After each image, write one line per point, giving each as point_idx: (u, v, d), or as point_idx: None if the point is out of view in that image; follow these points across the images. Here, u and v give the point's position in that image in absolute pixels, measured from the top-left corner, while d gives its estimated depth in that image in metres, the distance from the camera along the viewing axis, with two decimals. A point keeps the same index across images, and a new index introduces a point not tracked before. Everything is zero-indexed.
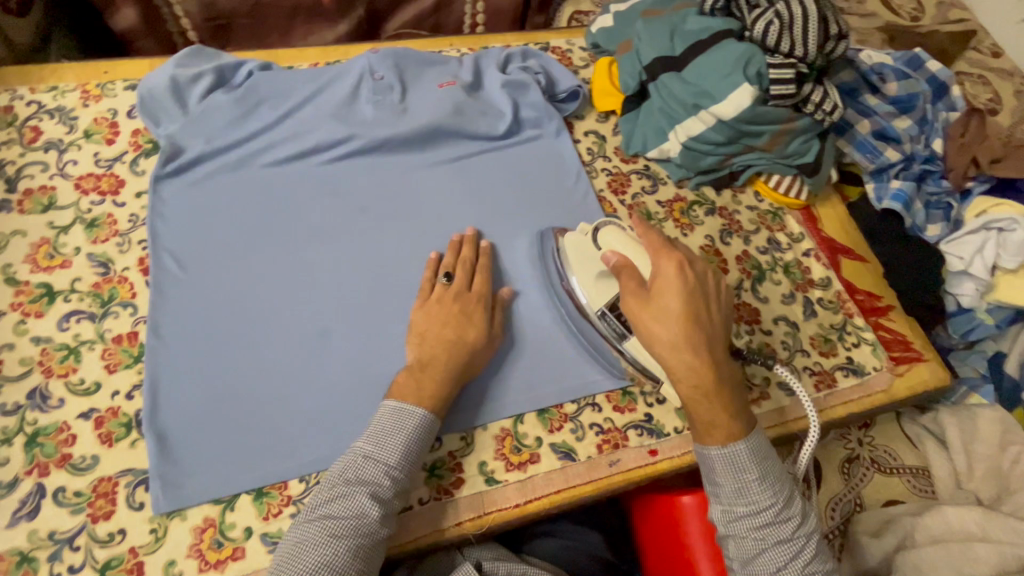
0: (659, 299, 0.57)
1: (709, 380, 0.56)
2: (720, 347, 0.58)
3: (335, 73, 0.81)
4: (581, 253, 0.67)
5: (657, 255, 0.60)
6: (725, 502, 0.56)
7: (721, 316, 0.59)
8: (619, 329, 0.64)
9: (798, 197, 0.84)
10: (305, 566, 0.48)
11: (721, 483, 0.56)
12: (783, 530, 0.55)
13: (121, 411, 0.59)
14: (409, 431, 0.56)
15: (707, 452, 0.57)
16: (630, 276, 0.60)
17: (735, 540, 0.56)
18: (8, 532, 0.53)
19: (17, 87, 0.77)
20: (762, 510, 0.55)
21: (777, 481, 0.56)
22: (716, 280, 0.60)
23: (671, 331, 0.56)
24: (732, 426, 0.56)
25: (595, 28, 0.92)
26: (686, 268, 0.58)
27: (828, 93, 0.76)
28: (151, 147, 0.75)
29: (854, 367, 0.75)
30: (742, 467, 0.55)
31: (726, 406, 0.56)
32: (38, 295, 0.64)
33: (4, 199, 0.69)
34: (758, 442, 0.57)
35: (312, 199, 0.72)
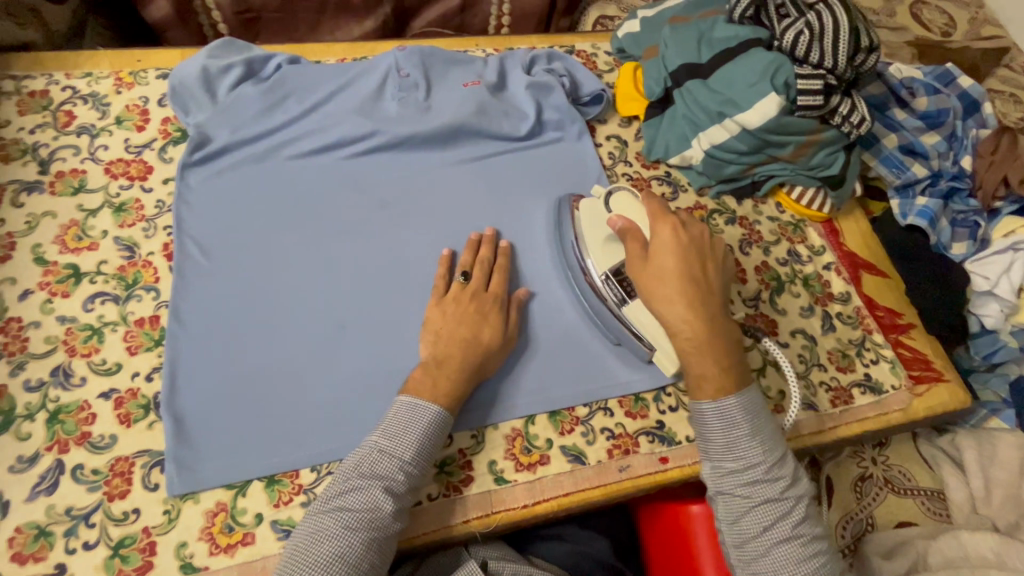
0: (656, 258, 0.61)
1: (703, 333, 0.57)
2: (716, 306, 0.59)
3: (362, 68, 0.82)
4: (593, 217, 0.69)
5: (658, 220, 0.63)
6: (714, 458, 0.56)
7: (719, 279, 0.61)
8: (619, 294, 0.66)
9: (820, 210, 0.83)
10: (320, 557, 0.49)
11: (711, 439, 0.56)
12: (771, 489, 0.54)
13: (140, 393, 0.60)
14: (425, 428, 0.56)
15: (699, 407, 0.57)
16: (632, 239, 0.63)
17: (723, 499, 0.56)
18: (26, 506, 0.54)
19: (54, 72, 0.79)
20: (751, 468, 0.54)
21: (769, 441, 0.55)
22: (716, 246, 0.63)
23: (666, 285, 0.59)
24: (724, 380, 0.56)
25: (622, 33, 0.92)
26: (683, 231, 0.62)
27: (856, 105, 0.75)
28: (180, 135, 0.76)
29: (872, 384, 0.74)
30: (733, 423, 0.55)
31: (717, 358, 0.57)
32: (65, 275, 0.65)
33: (37, 180, 0.70)
34: (750, 399, 0.56)
35: (335, 191, 0.73)
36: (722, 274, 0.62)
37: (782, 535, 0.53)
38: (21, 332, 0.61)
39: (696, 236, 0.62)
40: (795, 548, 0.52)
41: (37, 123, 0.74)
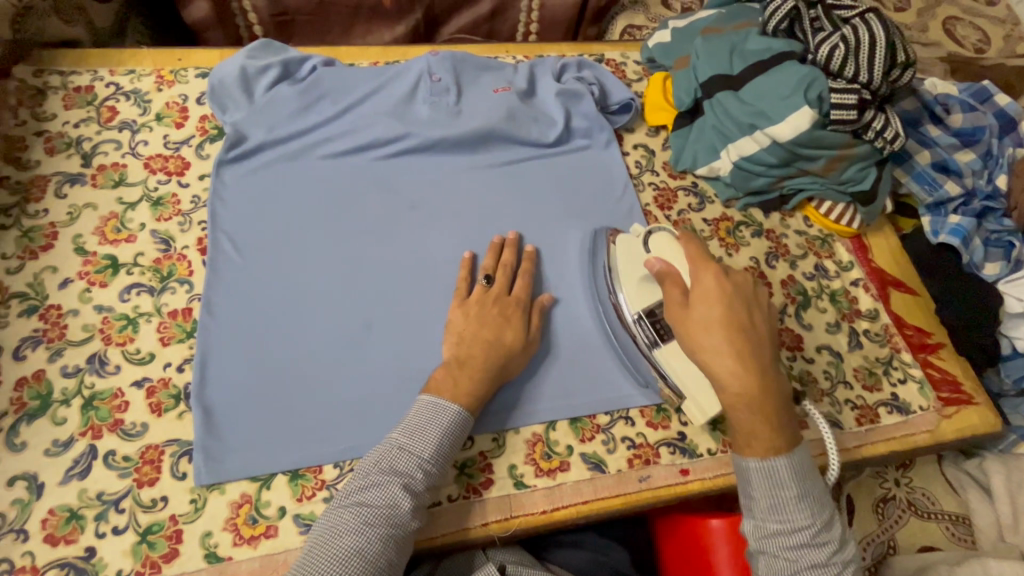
0: (700, 306, 0.58)
1: (755, 390, 0.54)
2: (766, 359, 0.56)
3: (395, 72, 0.83)
4: (630, 255, 0.69)
5: (699, 265, 0.60)
6: (758, 517, 0.55)
7: (765, 326, 0.58)
8: (651, 335, 0.65)
9: (849, 225, 0.82)
10: (338, 551, 0.49)
11: (757, 498, 0.55)
12: (818, 554, 0.53)
13: (172, 382, 0.61)
14: (444, 426, 0.56)
15: (745, 464, 0.56)
16: (673, 284, 0.61)
17: (765, 559, 0.54)
18: (60, 489, 0.55)
19: (98, 69, 0.81)
20: (797, 530, 0.53)
21: (816, 503, 0.54)
22: (758, 292, 0.60)
23: (714, 336, 0.56)
24: (774, 439, 0.55)
25: (652, 43, 0.93)
26: (726, 277, 0.59)
27: (890, 120, 0.74)
28: (217, 133, 0.78)
29: (899, 404, 0.72)
30: (780, 482, 0.54)
31: (768, 417, 0.54)
32: (103, 266, 0.67)
33: (80, 173, 0.72)
34: (800, 459, 0.55)
35: (365, 193, 0.74)
36: (768, 322, 0.59)
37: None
38: (60, 319, 0.63)
39: (738, 282, 0.60)
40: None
41: (81, 117, 0.77)
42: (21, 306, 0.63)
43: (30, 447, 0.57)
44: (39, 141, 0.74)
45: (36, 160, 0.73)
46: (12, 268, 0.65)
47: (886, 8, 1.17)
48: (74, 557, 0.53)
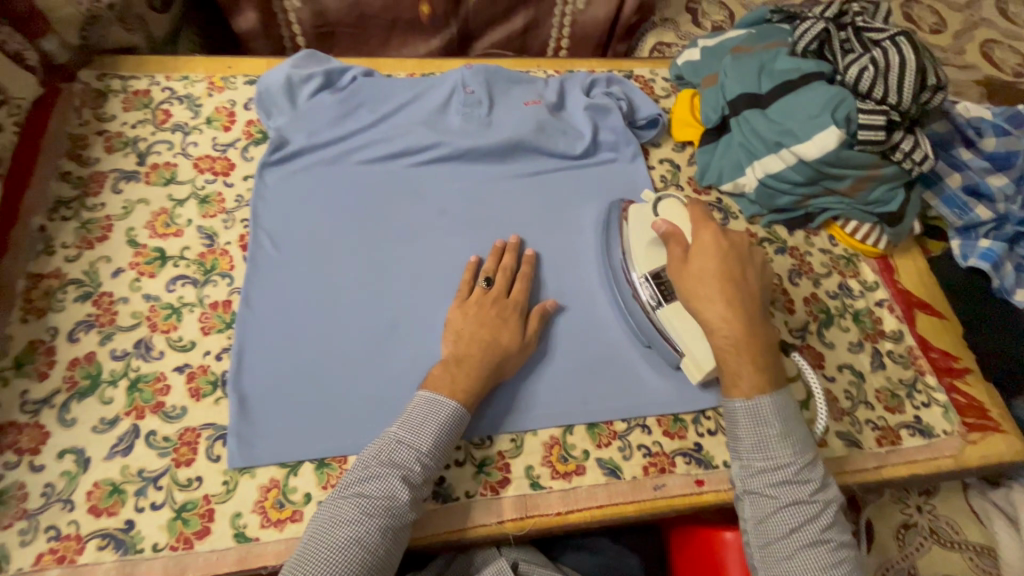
0: (697, 259, 0.63)
1: (740, 332, 0.59)
2: (754, 307, 0.61)
3: (430, 83, 0.87)
4: (640, 220, 0.72)
5: (698, 224, 0.66)
6: (744, 458, 0.58)
7: (756, 282, 0.63)
8: (654, 297, 0.68)
9: (875, 245, 0.82)
10: (337, 540, 0.51)
11: (742, 438, 0.58)
12: (799, 491, 0.55)
13: (210, 369, 0.65)
14: (443, 420, 0.58)
15: (731, 404, 0.59)
16: (675, 243, 0.65)
17: (750, 498, 0.57)
18: (105, 464, 0.59)
19: (155, 75, 0.87)
20: (779, 468, 0.56)
21: (800, 444, 0.57)
22: (752, 251, 0.65)
23: (706, 284, 0.61)
24: (759, 379, 0.58)
25: (681, 61, 0.95)
26: (723, 235, 0.64)
27: (919, 142, 0.74)
28: (261, 137, 0.82)
29: (922, 427, 0.72)
30: (764, 422, 0.57)
31: (754, 360, 0.59)
32: (153, 258, 0.71)
33: (135, 170, 0.77)
34: (783, 401, 0.58)
35: (397, 197, 0.78)
36: (759, 278, 0.64)
37: (809, 539, 0.53)
38: (111, 306, 0.67)
39: (735, 240, 0.65)
40: (821, 552, 0.53)
41: (138, 119, 0.82)
42: (77, 292, 0.68)
43: (79, 423, 0.61)
44: (99, 140, 0.80)
45: (96, 157, 0.78)
46: (70, 256, 0.70)
47: (921, 31, 1.16)
48: (114, 529, 0.56)
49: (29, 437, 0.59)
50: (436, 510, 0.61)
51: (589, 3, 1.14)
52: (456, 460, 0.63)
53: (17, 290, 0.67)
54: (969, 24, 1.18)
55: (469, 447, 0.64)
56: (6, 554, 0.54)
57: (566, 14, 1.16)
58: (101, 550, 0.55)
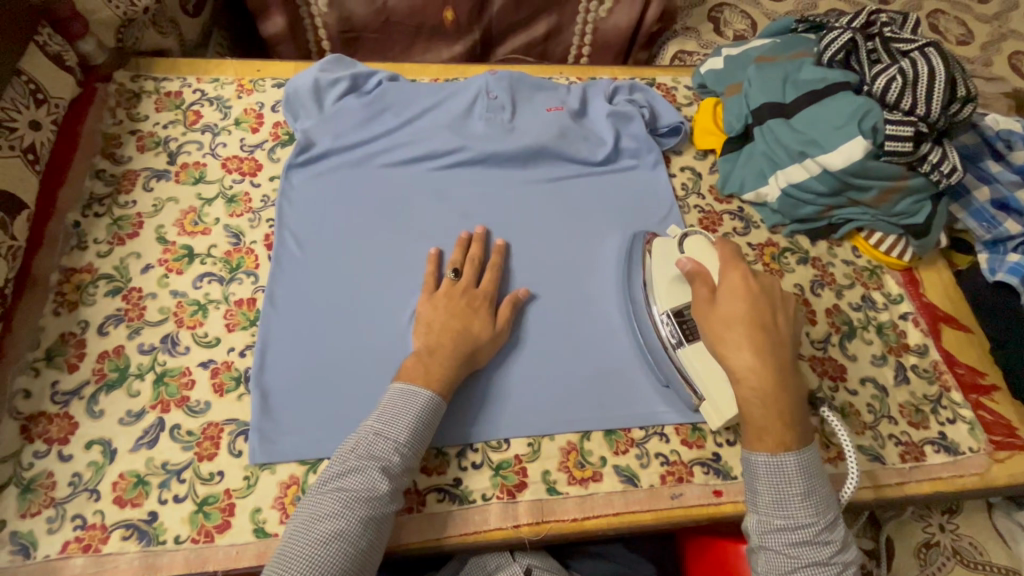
0: (724, 303, 0.60)
1: (769, 383, 0.56)
2: (784, 357, 0.58)
3: (455, 89, 0.88)
4: (664, 256, 0.71)
5: (727, 266, 0.63)
6: (761, 512, 0.55)
7: (788, 329, 0.60)
8: (676, 335, 0.67)
9: (900, 258, 0.81)
10: (317, 535, 0.50)
11: (761, 493, 0.55)
12: (818, 553, 0.53)
13: (234, 365, 0.66)
14: (417, 409, 0.58)
15: (753, 458, 0.56)
16: (701, 283, 0.64)
17: (764, 555, 0.54)
18: (130, 455, 0.60)
19: (187, 77, 0.89)
20: (799, 527, 0.53)
21: (821, 503, 0.54)
22: (785, 295, 0.62)
23: (734, 329, 0.58)
24: (785, 435, 0.55)
25: (704, 69, 0.95)
26: (753, 278, 0.61)
27: (947, 154, 0.73)
28: (288, 138, 0.84)
29: (947, 443, 0.70)
30: (787, 479, 0.54)
31: (782, 415, 0.56)
32: (181, 255, 0.73)
33: (165, 169, 0.79)
34: (809, 458, 0.55)
35: (419, 200, 0.78)
36: (792, 325, 0.61)
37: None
38: (140, 301, 0.69)
39: (766, 284, 0.62)
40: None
41: (170, 119, 0.84)
42: (107, 287, 0.70)
43: (107, 415, 0.62)
44: (132, 139, 0.82)
45: (128, 156, 0.80)
46: (102, 252, 0.72)
47: (948, 42, 1.15)
48: (138, 519, 0.57)
49: (58, 427, 0.61)
50: (452, 511, 0.61)
51: (611, 11, 1.14)
52: (474, 463, 0.63)
53: (51, 284, 0.69)
54: (997, 35, 1.16)
55: (485, 450, 0.64)
56: (34, 541, 0.55)
57: (588, 21, 1.16)
58: (125, 540, 0.56)
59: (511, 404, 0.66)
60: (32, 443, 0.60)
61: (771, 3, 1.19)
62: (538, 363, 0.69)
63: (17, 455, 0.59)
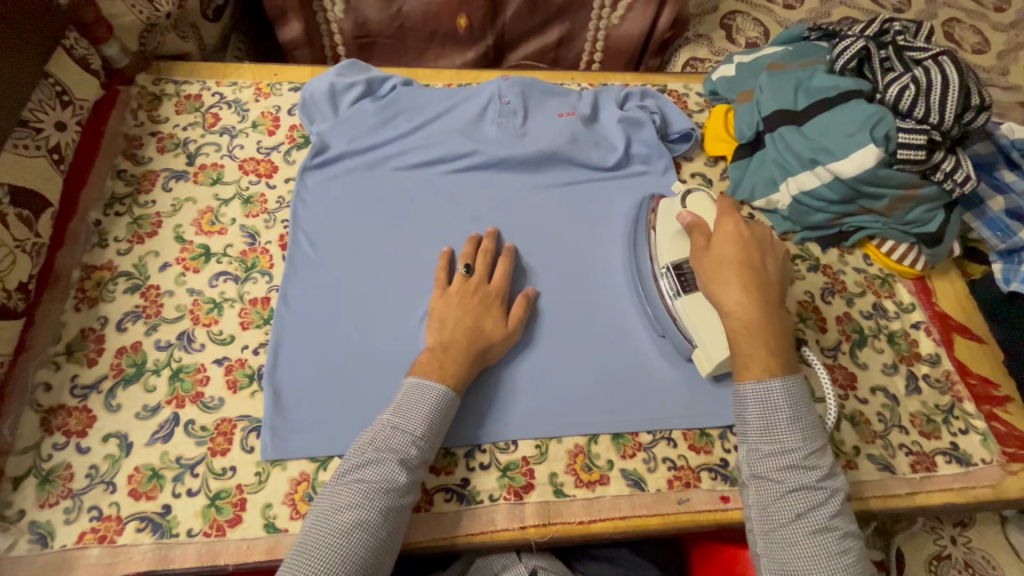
0: (717, 248, 0.64)
1: (756, 316, 0.59)
2: (773, 296, 0.61)
3: (467, 94, 0.89)
4: (668, 214, 0.74)
5: (724, 214, 0.67)
6: (751, 442, 0.58)
7: (778, 273, 0.64)
8: (673, 286, 0.70)
9: (913, 266, 0.80)
10: (338, 525, 0.51)
11: (751, 423, 0.57)
12: (806, 477, 0.54)
13: (247, 363, 0.67)
14: (432, 402, 0.59)
15: (742, 388, 0.58)
16: (699, 233, 0.67)
17: (756, 484, 0.57)
18: (145, 449, 0.61)
19: (206, 80, 0.91)
20: (788, 453, 0.56)
21: (810, 430, 0.56)
22: (776, 243, 0.66)
23: (725, 269, 0.62)
24: (771, 363, 0.58)
25: (716, 76, 0.95)
26: (746, 224, 0.65)
27: (961, 163, 0.73)
28: (303, 141, 0.85)
29: (959, 454, 0.70)
30: (775, 406, 0.57)
31: (767, 344, 0.58)
32: (198, 254, 0.74)
33: (184, 170, 0.81)
34: (796, 386, 0.57)
35: (431, 203, 0.79)
36: (780, 269, 0.64)
37: (815, 525, 0.53)
38: (157, 298, 0.70)
39: (759, 231, 0.66)
40: (829, 542, 0.52)
41: (189, 121, 0.86)
42: (126, 284, 0.71)
43: (123, 409, 0.63)
44: (152, 140, 0.84)
45: (149, 157, 0.82)
46: (121, 250, 0.74)
47: (963, 50, 1.14)
48: (152, 512, 0.58)
49: (77, 420, 0.62)
50: (460, 511, 0.61)
51: (624, 18, 1.15)
52: (482, 464, 0.64)
53: (72, 280, 0.71)
54: (1013, 44, 1.16)
55: (493, 451, 0.65)
56: (51, 531, 0.57)
57: (600, 28, 1.17)
58: (139, 532, 0.57)
59: (519, 405, 0.67)
60: (51, 435, 0.61)
61: (784, 11, 1.19)
62: (548, 365, 0.69)
63: (37, 447, 0.60)
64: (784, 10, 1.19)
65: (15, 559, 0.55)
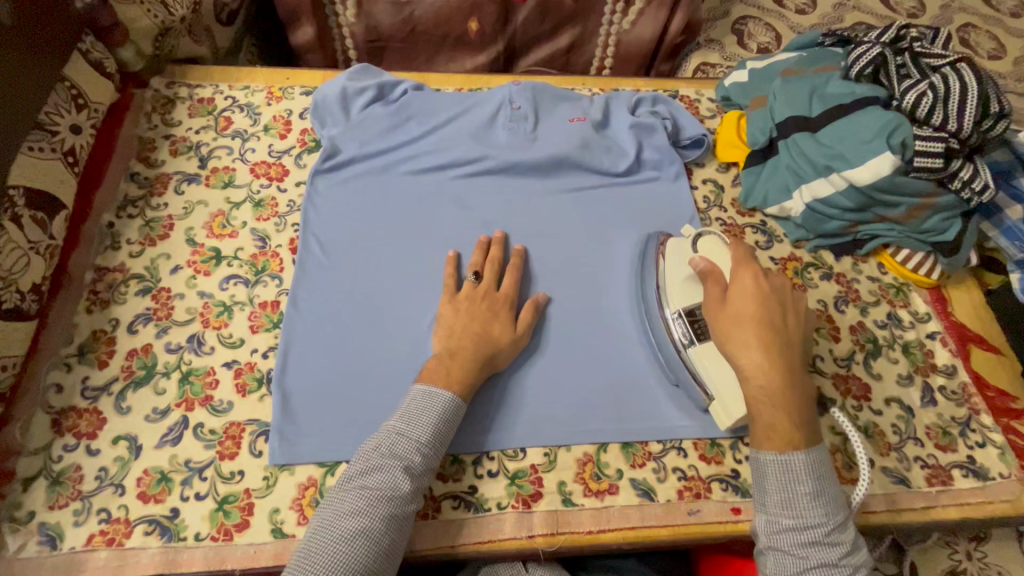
0: (735, 303, 0.61)
1: (777, 382, 0.56)
2: (793, 357, 0.58)
3: (478, 99, 0.89)
4: (677, 256, 0.71)
5: (739, 265, 0.64)
6: (770, 513, 0.55)
7: (799, 332, 0.61)
8: (687, 336, 0.66)
9: (928, 275, 0.79)
10: (342, 532, 0.51)
11: (772, 494, 0.55)
12: (828, 555, 0.52)
13: (257, 366, 0.67)
14: (439, 412, 0.58)
15: (761, 457, 0.56)
16: (713, 281, 0.64)
17: (774, 556, 0.54)
18: (155, 452, 0.61)
19: (219, 84, 0.91)
20: (809, 527, 0.53)
21: (831, 504, 0.54)
22: (796, 295, 0.63)
23: (743, 327, 0.59)
24: (793, 435, 0.55)
25: (728, 82, 0.94)
26: (764, 277, 0.62)
27: (978, 171, 0.72)
28: (315, 145, 0.86)
29: (976, 468, 0.68)
30: (796, 477, 0.54)
31: (789, 414, 0.56)
32: (209, 257, 0.74)
33: (196, 173, 0.81)
34: (818, 458, 0.55)
35: (441, 208, 0.79)
36: (801, 327, 0.61)
37: None
38: (168, 301, 0.71)
39: (777, 285, 0.62)
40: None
41: (202, 125, 0.86)
42: (138, 286, 0.72)
43: (133, 412, 0.63)
44: (165, 144, 0.84)
45: (162, 160, 0.82)
46: (133, 252, 0.74)
47: (979, 56, 1.13)
48: (160, 515, 0.58)
49: (88, 421, 0.63)
50: (467, 519, 0.61)
51: (635, 23, 1.14)
52: (489, 471, 0.63)
53: (85, 282, 0.71)
54: None
55: (502, 458, 0.64)
56: (61, 533, 0.57)
57: (611, 34, 1.17)
58: (147, 535, 0.57)
59: (526, 411, 0.66)
60: (62, 436, 0.61)
61: (796, 16, 1.18)
62: (557, 370, 0.69)
63: (48, 449, 0.61)
64: (796, 15, 1.18)
65: (26, 560, 0.56)
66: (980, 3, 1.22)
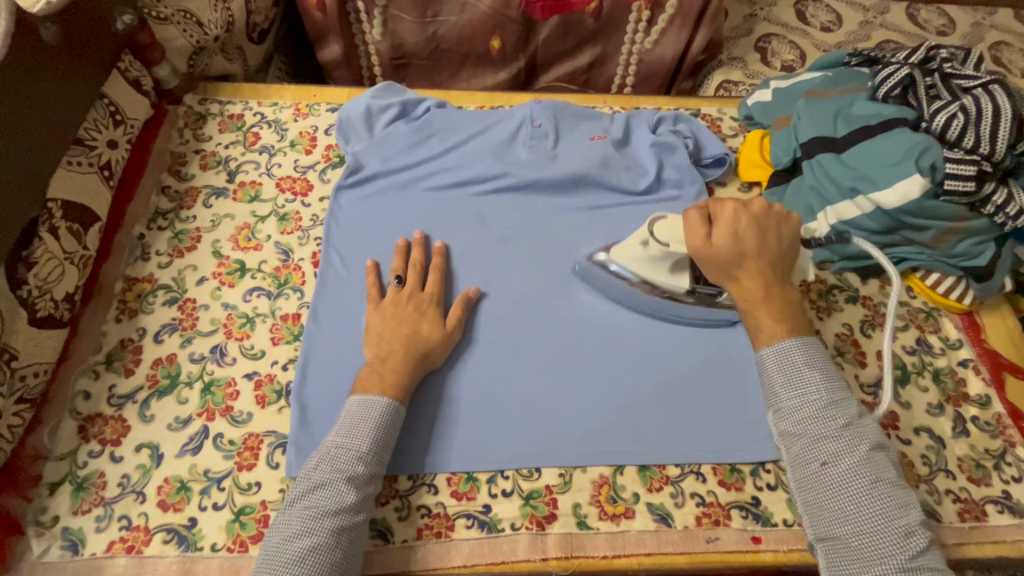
0: (718, 238, 0.66)
1: (759, 295, 0.64)
2: (787, 284, 0.66)
3: (500, 116, 0.90)
4: (641, 260, 0.71)
5: (715, 205, 0.68)
6: (777, 405, 0.61)
7: (779, 251, 0.66)
8: (711, 291, 0.71)
9: (960, 301, 0.76)
10: (289, 553, 0.51)
11: (774, 383, 0.61)
12: (831, 423, 0.57)
13: (276, 378, 0.68)
14: (376, 419, 0.58)
15: (761, 355, 0.63)
16: (700, 220, 0.67)
17: (787, 443, 0.60)
18: (175, 460, 0.62)
19: (249, 101, 0.94)
20: (809, 404, 0.59)
21: (829, 380, 0.60)
22: (773, 219, 0.67)
23: (721, 264, 0.66)
24: (777, 329, 0.63)
25: (751, 101, 0.94)
26: (744, 210, 0.66)
27: (1014, 195, 0.70)
28: (339, 160, 0.87)
29: (1012, 504, 0.65)
30: (794, 361, 0.61)
31: (775, 317, 0.64)
32: (233, 269, 0.76)
33: (224, 187, 0.84)
34: (814, 349, 0.62)
35: (460, 223, 0.80)
36: (779, 245, 0.66)
37: (844, 471, 0.55)
38: (193, 312, 0.72)
39: (757, 213, 0.67)
40: (860, 480, 0.54)
41: (231, 140, 0.89)
42: (165, 296, 0.73)
43: (157, 419, 0.65)
44: (196, 158, 0.87)
45: (192, 174, 0.85)
46: (162, 263, 0.76)
47: (1013, 74, 1.11)
48: (178, 524, 0.59)
49: (112, 428, 0.64)
50: (480, 539, 0.60)
51: (657, 42, 1.15)
52: (503, 490, 0.63)
53: (115, 291, 0.73)
54: None
55: (516, 478, 0.64)
56: (83, 538, 0.58)
57: (632, 52, 1.17)
58: (165, 543, 0.58)
59: (542, 431, 0.65)
60: (87, 443, 0.63)
61: (822, 34, 1.18)
62: (574, 391, 0.68)
63: (73, 454, 0.62)
64: (821, 33, 1.18)
65: (47, 564, 0.57)
66: (1013, 21, 1.19)
